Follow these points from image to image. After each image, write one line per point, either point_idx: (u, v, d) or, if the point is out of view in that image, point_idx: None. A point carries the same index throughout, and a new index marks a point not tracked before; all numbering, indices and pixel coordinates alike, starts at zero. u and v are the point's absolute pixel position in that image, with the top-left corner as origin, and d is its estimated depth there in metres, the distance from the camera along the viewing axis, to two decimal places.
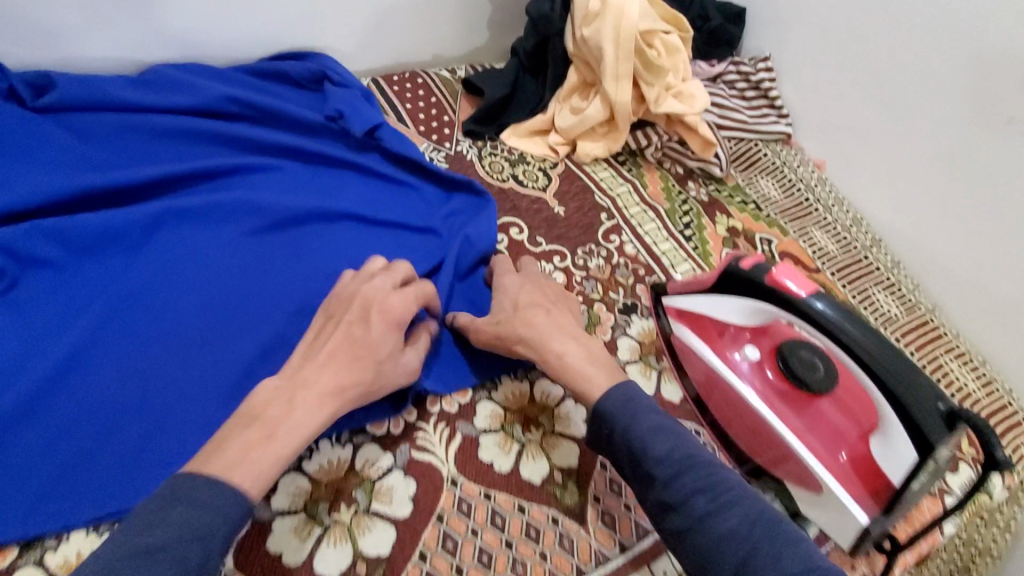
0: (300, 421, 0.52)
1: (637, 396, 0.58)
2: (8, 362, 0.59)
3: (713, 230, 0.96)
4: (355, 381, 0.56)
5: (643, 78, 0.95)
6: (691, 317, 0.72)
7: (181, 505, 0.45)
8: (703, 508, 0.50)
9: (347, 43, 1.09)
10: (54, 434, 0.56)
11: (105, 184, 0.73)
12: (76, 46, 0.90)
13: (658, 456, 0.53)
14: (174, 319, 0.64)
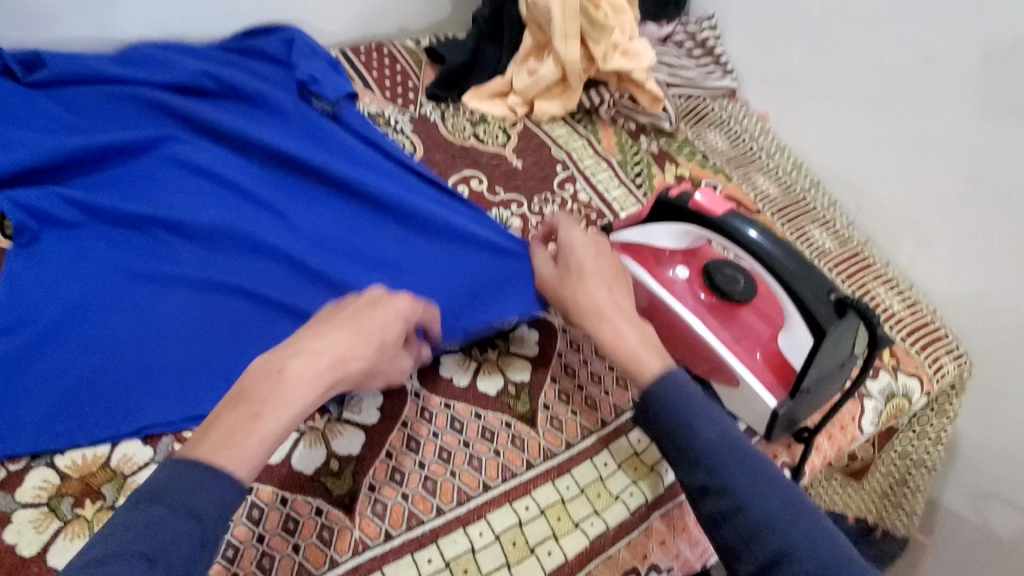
0: (290, 392, 0.50)
1: (681, 378, 0.59)
2: (23, 307, 0.66)
3: (663, 178, 1.03)
4: (354, 362, 0.54)
5: (590, 36, 1.01)
6: (633, 248, 0.78)
7: (189, 486, 0.44)
8: (754, 496, 0.52)
9: (314, 16, 1.14)
10: (63, 368, 0.62)
11: (95, 151, 0.79)
12: (57, 25, 0.95)
13: (709, 441, 0.55)
14: (164, 264, 0.71)
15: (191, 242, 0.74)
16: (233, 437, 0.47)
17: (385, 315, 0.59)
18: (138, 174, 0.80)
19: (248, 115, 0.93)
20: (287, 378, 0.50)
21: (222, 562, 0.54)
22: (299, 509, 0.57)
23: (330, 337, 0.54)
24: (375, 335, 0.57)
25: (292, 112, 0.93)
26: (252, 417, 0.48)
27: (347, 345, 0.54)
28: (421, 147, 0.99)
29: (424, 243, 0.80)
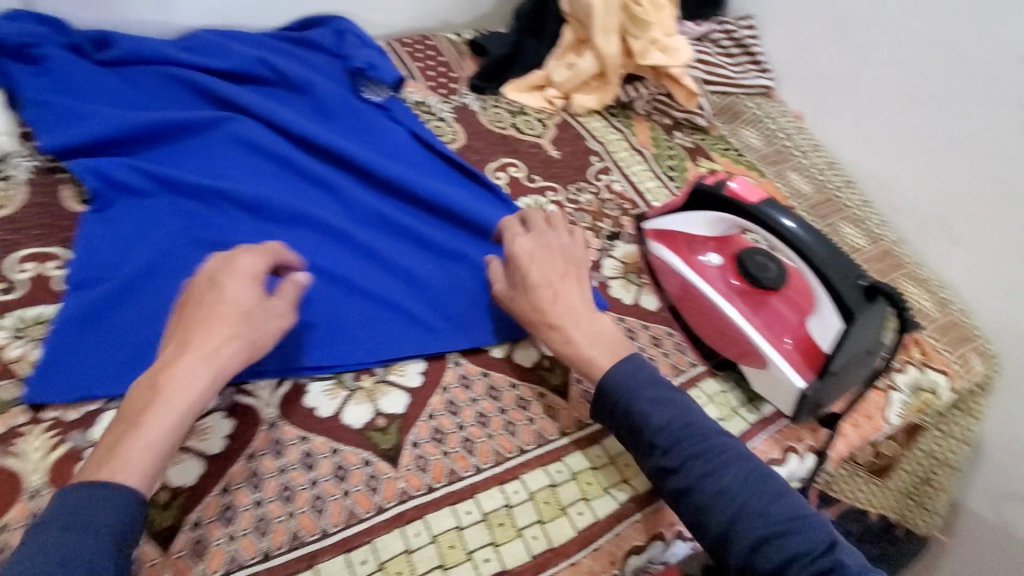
0: (177, 388, 0.53)
1: (639, 369, 0.64)
2: (99, 265, 0.71)
3: (696, 172, 1.05)
4: (225, 341, 0.57)
5: (631, 32, 1.04)
6: (666, 235, 0.82)
7: (82, 510, 0.47)
8: (703, 472, 0.58)
9: (362, 9, 1.19)
10: (134, 322, 0.67)
11: (163, 126, 0.84)
12: (127, 10, 1.00)
13: (659, 426, 0.60)
14: (225, 233, 0.76)
15: (253, 214, 0.78)
16: (118, 454, 0.50)
17: (230, 287, 0.60)
18: (200, 151, 0.85)
19: (300, 102, 0.97)
20: (160, 384, 0.54)
21: (279, 501, 0.56)
22: (349, 459, 0.60)
23: (190, 336, 0.57)
24: (229, 308, 0.58)
25: (343, 99, 0.97)
26: (129, 430, 0.51)
27: (209, 333, 0.57)
28: (462, 135, 1.03)
29: (462, 235, 0.84)
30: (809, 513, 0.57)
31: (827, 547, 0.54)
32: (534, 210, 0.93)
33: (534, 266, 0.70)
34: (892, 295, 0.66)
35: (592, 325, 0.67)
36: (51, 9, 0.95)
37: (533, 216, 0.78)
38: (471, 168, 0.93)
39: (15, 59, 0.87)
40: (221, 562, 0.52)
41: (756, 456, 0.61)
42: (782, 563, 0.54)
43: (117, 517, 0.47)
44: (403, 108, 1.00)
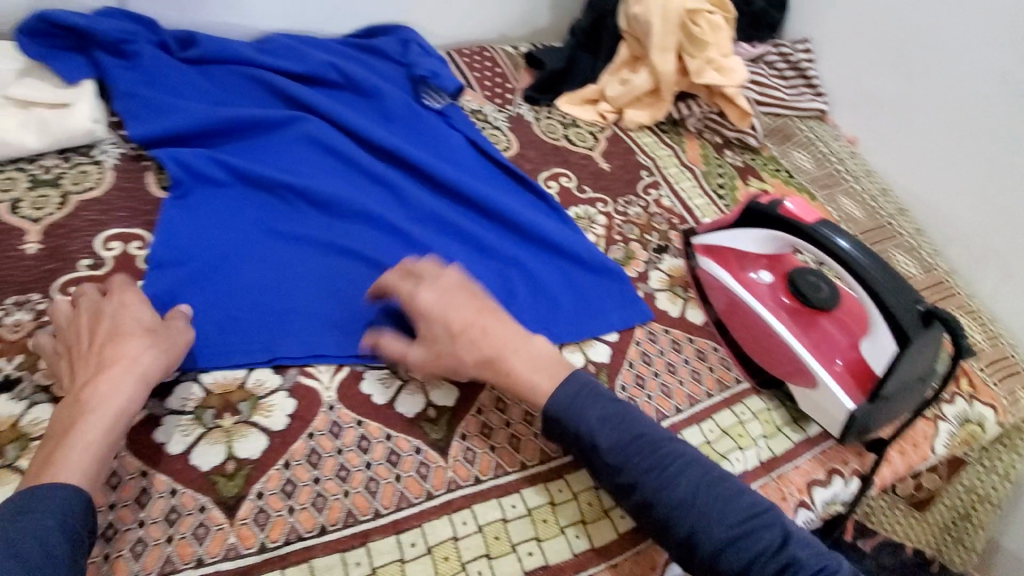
0: (102, 397, 0.55)
1: (580, 386, 0.61)
2: (181, 248, 0.75)
3: (746, 192, 1.06)
4: (136, 351, 0.58)
5: (688, 51, 1.07)
6: (715, 251, 0.83)
7: (31, 508, 0.48)
8: (657, 485, 0.56)
9: (425, 19, 1.24)
10: (209, 302, 0.70)
11: (243, 123, 0.89)
12: (210, 13, 1.07)
13: (609, 444, 0.58)
14: (298, 222, 0.80)
15: (323, 205, 0.82)
16: (54, 464, 0.51)
17: (130, 308, 0.62)
18: (274, 146, 0.90)
19: (366, 104, 1.02)
20: (83, 400, 0.55)
21: (335, 480, 0.59)
22: (401, 446, 0.63)
23: (100, 357, 0.58)
24: (134, 323, 0.60)
25: (407, 103, 1.02)
26: (60, 443, 0.53)
27: (119, 348, 0.58)
28: (516, 143, 1.06)
29: (515, 238, 0.86)
30: (763, 509, 0.56)
31: (785, 543, 0.54)
32: (583, 220, 0.94)
33: (448, 314, 0.63)
34: (949, 320, 0.65)
35: (530, 349, 0.64)
36: (143, 8, 1.02)
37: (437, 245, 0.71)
38: (526, 177, 0.96)
39: (111, 54, 0.92)
40: (282, 532, 0.56)
41: (708, 458, 0.60)
42: (745, 565, 0.53)
43: (69, 509, 0.50)
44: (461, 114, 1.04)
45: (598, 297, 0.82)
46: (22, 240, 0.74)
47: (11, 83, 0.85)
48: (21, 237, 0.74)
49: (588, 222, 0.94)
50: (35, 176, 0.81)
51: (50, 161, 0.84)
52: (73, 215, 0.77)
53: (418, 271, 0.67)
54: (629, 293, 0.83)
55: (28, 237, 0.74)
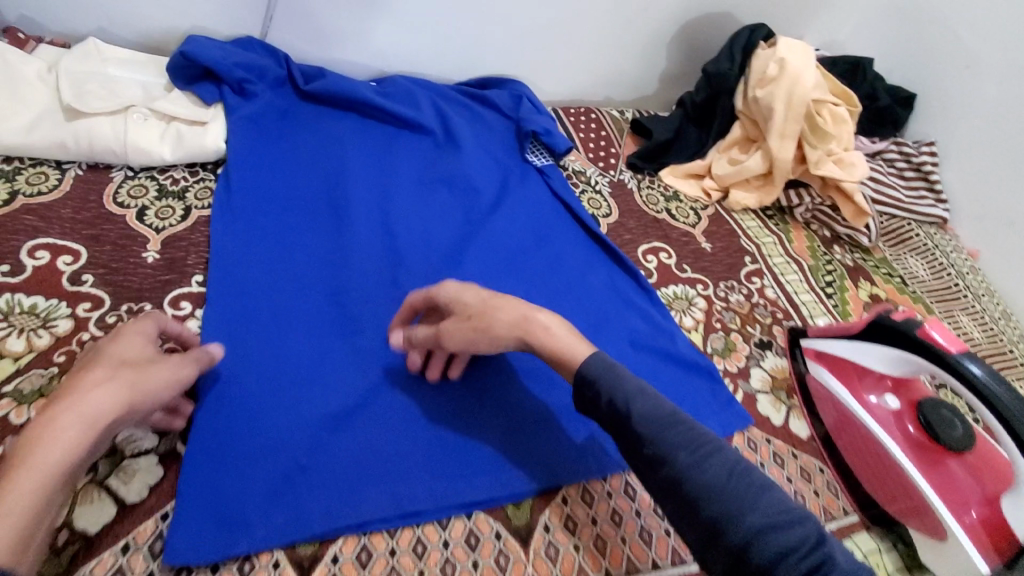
0: (50, 441, 0.46)
1: (618, 367, 0.59)
2: (260, 286, 0.76)
3: (855, 293, 1.00)
4: (93, 390, 0.50)
5: (808, 140, 1.02)
6: (830, 359, 0.79)
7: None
8: (687, 463, 0.51)
9: (537, 76, 1.27)
10: (277, 352, 0.70)
11: (343, 177, 0.93)
12: (339, 47, 1.11)
13: (641, 413, 0.54)
14: (368, 299, 0.79)
15: (397, 282, 0.82)
16: None
17: (109, 345, 0.55)
18: (361, 204, 0.90)
19: (458, 164, 1.01)
20: (24, 449, 0.46)
21: (411, 556, 0.59)
22: (481, 527, 0.62)
23: (52, 401, 0.49)
24: (107, 358, 0.53)
25: (498, 174, 1.02)
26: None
27: (70, 392, 0.49)
28: (616, 211, 1.04)
29: (600, 324, 0.84)
30: (803, 515, 0.50)
31: (824, 543, 0.47)
32: (682, 301, 0.91)
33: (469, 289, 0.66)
34: None
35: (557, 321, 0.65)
36: (279, 40, 1.07)
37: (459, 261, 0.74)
38: (617, 251, 0.94)
39: (233, 91, 0.95)
40: None
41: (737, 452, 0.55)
42: (782, 569, 0.46)
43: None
44: (557, 185, 1.02)
45: (692, 395, 0.77)
46: (143, 247, 0.77)
47: (158, 97, 0.90)
48: (143, 244, 0.77)
49: (686, 304, 0.90)
50: (163, 187, 0.85)
51: (178, 173, 0.88)
52: (193, 230, 0.81)
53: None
54: (723, 396, 0.77)
55: (149, 246, 0.77)
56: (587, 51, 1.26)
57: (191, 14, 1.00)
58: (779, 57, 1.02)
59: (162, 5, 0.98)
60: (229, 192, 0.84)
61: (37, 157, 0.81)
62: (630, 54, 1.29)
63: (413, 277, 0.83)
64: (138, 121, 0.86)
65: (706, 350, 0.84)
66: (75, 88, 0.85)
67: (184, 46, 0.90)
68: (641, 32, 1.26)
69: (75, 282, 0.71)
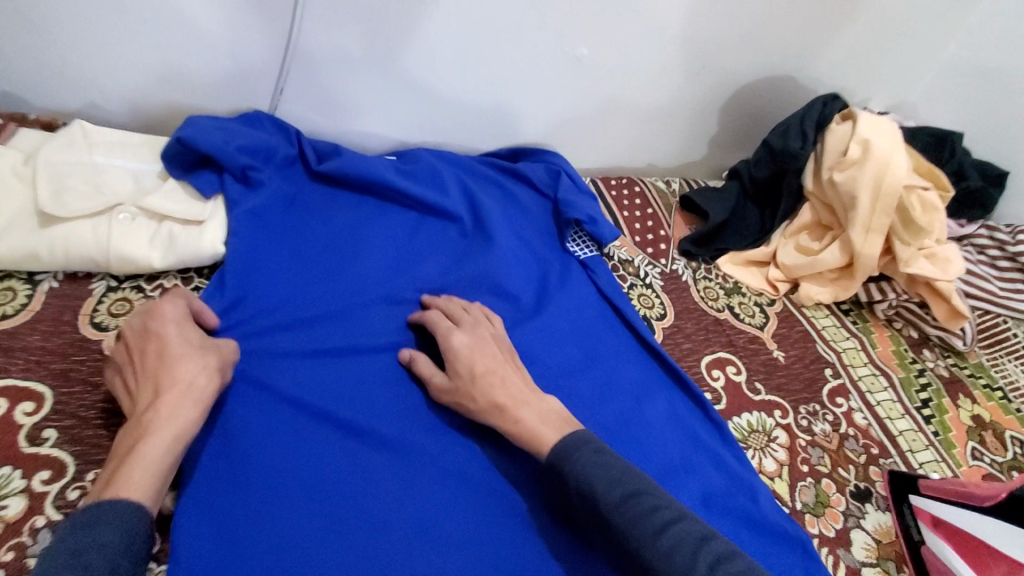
0: (163, 419, 0.56)
1: (589, 444, 0.61)
2: (258, 441, 0.63)
3: (956, 415, 0.87)
4: (184, 371, 0.59)
5: (901, 235, 0.90)
6: (950, 530, 0.69)
7: (96, 517, 0.49)
8: (648, 536, 0.53)
9: (575, 145, 1.14)
10: (278, 540, 0.58)
11: (360, 282, 0.80)
12: (359, 119, 0.99)
13: (604, 493, 0.57)
14: (392, 452, 0.67)
15: (424, 424, 0.70)
16: (118, 483, 0.52)
17: (182, 328, 0.63)
18: (381, 320, 0.77)
19: (490, 260, 0.87)
20: (144, 417, 0.56)
21: None
22: None
23: (153, 377, 0.59)
24: (186, 345, 0.62)
25: (536, 271, 0.89)
26: (127, 460, 0.53)
27: (168, 370, 0.59)
28: (672, 311, 0.90)
29: (667, 473, 0.69)
30: None
31: None
32: (760, 435, 0.78)
33: (473, 359, 0.69)
34: None
35: (540, 406, 0.66)
36: (292, 113, 0.95)
37: (457, 308, 0.77)
38: (680, 372, 0.80)
39: (235, 179, 0.81)
40: None
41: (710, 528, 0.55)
42: None
43: (134, 523, 0.50)
44: (606, 283, 0.89)
45: None
46: None
47: (150, 190, 0.78)
48: None
49: (764, 438, 0.78)
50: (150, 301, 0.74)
51: (170, 281, 0.76)
52: None
53: (461, 316, 0.75)
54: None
55: None
56: (631, 115, 1.13)
57: (193, 89, 0.90)
58: (862, 137, 0.90)
59: (161, 79, 0.88)
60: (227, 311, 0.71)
61: (5, 269, 0.70)
62: (679, 119, 1.17)
63: (445, 416, 0.71)
64: (124, 223, 0.74)
65: (797, 506, 0.72)
66: (56, 181, 0.73)
67: (179, 131, 0.78)
68: (691, 97, 1.14)
69: (35, 441, 0.59)
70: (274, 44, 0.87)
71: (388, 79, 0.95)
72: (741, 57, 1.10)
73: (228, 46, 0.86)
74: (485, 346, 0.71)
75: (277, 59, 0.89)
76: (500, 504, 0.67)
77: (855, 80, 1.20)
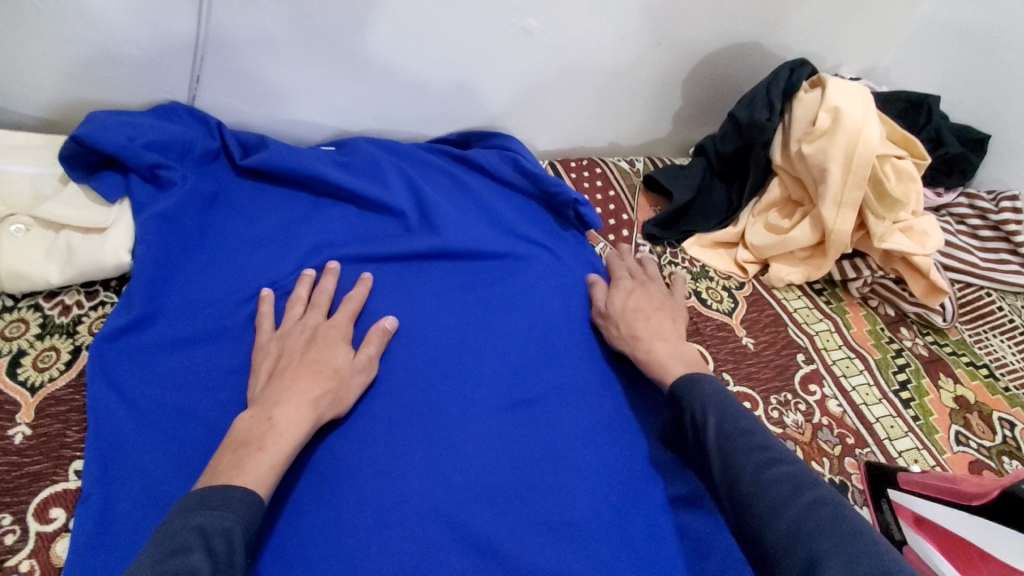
0: (286, 432, 0.56)
1: (714, 384, 0.61)
2: (157, 471, 0.57)
3: (937, 397, 0.83)
4: (313, 389, 0.60)
5: (873, 209, 0.84)
6: (936, 531, 0.63)
7: (217, 504, 0.47)
8: (749, 466, 0.52)
9: (533, 126, 1.07)
10: None
11: (288, 287, 0.73)
12: (290, 106, 0.90)
13: (715, 424, 0.56)
14: (317, 476, 0.60)
15: (358, 443, 0.62)
16: (242, 471, 0.52)
17: (335, 350, 0.64)
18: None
19: (435, 259, 0.80)
20: (268, 417, 0.57)
21: None
22: None
23: (287, 385, 0.60)
24: (326, 369, 0.62)
25: (486, 264, 0.82)
26: (252, 450, 0.54)
27: (301, 385, 0.60)
28: None
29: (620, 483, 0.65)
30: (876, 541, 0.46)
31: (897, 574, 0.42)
32: None
33: (630, 297, 0.77)
34: None
35: (678, 350, 0.70)
36: (214, 103, 0.87)
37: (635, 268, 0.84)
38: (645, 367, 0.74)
39: (145, 180, 0.74)
40: None
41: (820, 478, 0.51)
42: None
43: (246, 514, 0.48)
44: (562, 275, 0.82)
45: None
46: (11, 420, 0.59)
47: (48, 197, 0.71)
48: (10, 416, 0.59)
49: None
50: (48, 319, 0.67)
51: (71, 297, 0.70)
52: (81, 387, 0.62)
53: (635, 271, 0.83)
54: None
55: (18, 418, 0.59)
56: (594, 91, 1.06)
57: (100, 84, 0.81)
58: (832, 105, 0.84)
59: (60, 73, 0.78)
60: (134, 330, 0.65)
61: None
62: (643, 93, 1.09)
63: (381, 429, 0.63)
64: (17, 236, 0.68)
65: None
66: None
67: (77, 128, 0.70)
68: (655, 69, 1.06)
69: None
70: (181, 26, 0.78)
71: (321, 62, 0.87)
72: (705, 23, 1.02)
73: (130, 33, 0.76)
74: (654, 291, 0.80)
75: (188, 44, 0.79)
76: (442, 522, 0.59)
77: (823, 45, 1.14)
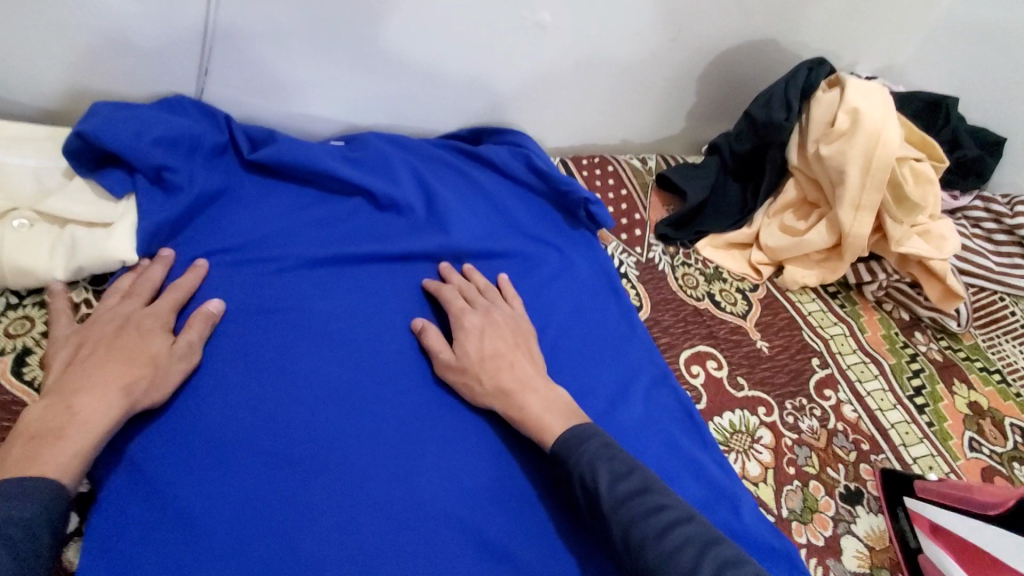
0: (87, 421, 0.51)
1: (600, 438, 0.57)
2: None
3: (951, 403, 0.83)
4: (121, 375, 0.54)
5: (892, 212, 0.83)
6: (951, 539, 0.64)
7: (16, 498, 0.45)
8: (652, 538, 0.48)
9: (544, 122, 1.05)
10: None
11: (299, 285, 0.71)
12: (298, 100, 0.89)
13: (606, 488, 0.52)
14: None
15: None
16: (34, 459, 0.48)
17: (151, 336, 0.58)
18: (323, 318, 0.67)
19: (447, 256, 0.79)
20: (70, 405, 0.51)
21: None
22: None
23: (88, 371, 0.54)
24: (116, 350, 0.56)
25: (497, 262, 0.80)
26: (48, 441, 0.49)
27: (107, 371, 0.54)
28: (648, 304, 0.84)
29: None
30: None
31: None
32: (742, 436, 0.72)
33: (483, 340, 0.66)
34: None
35: (549, 393, 0.63)
36: (221, 96, 0.85)
37: (473, 290, 0.73)
38: (660, 373, 0.74)
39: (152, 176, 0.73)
40: None
41: (722, 535, 0.49)
42: None
43: (55, 501, 0.47)
44: (574, 275, 0.81)
45: None
46: (19, 420, 0.58)
47: (54, 192, 0.70)
48: (18, 416, 0.58)
49: (747, 439, 0.72)
50: None
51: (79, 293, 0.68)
52: None
53: (475, 297, 0.72)
54: None
55: None
56: (606, 88, 1.04)
57: (107, 78, 0.79)
58: (852, 106, 0.82)
59: (63, 63, 0.76)
60: None
61: None
62: (656, 89, 1.08)
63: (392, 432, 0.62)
64: (21, 231, 0.66)
65: (782, 514, 0.67)
66: None
67: (81, 122, 0.69)
68: (669, 65, 1.04)
69: None
70: (188, 17, 0.76)
71: (330, 55, 0.85)
72: (722, 19, 1.01)
73: (136, 24, 0.75)
74: (507, 325, 0.69)
75: (197, 36, 0.78)
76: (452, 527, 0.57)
77: (841, 44, 1.12)
